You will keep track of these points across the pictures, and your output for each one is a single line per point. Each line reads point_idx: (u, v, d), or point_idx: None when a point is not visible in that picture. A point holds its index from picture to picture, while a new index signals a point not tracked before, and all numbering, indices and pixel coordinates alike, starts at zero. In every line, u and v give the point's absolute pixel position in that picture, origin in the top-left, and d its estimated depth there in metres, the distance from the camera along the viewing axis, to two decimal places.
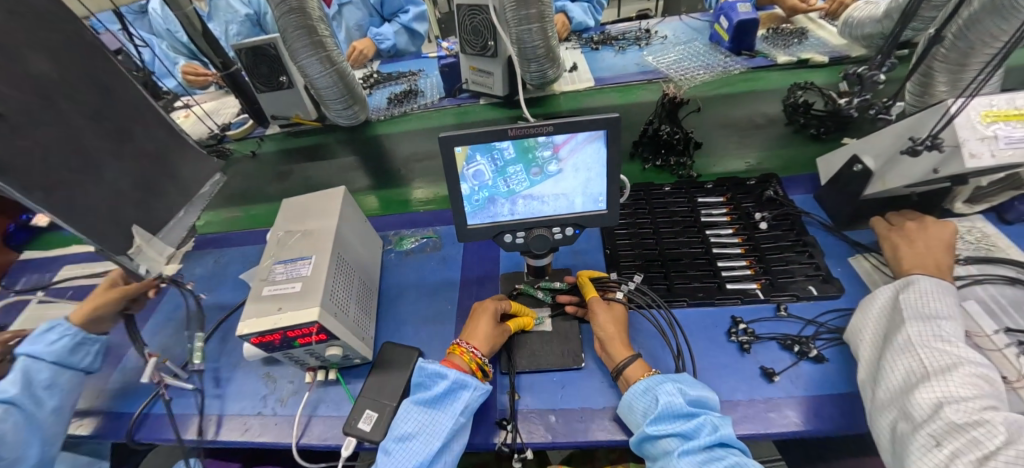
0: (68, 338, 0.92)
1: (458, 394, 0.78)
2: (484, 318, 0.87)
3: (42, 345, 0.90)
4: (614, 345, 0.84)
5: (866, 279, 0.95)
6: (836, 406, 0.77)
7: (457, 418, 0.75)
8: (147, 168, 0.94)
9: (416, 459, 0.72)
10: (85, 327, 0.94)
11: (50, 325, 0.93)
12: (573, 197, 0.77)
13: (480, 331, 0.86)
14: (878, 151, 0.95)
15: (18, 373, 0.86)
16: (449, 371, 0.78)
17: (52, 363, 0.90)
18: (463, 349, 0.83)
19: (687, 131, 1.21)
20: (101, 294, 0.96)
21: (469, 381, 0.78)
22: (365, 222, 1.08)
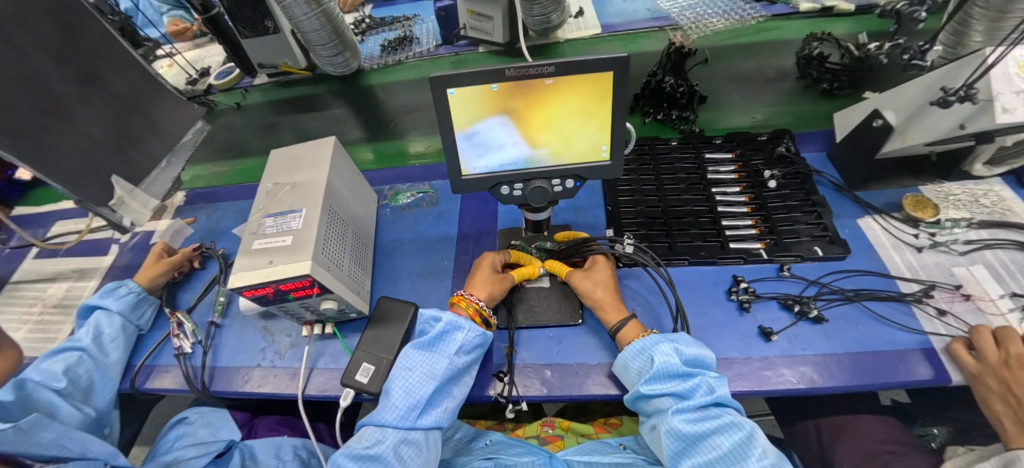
0: (132, 295, 1.00)
1: (453, 335, 0.78)
2: (483, 268, 0.87)
3: (111, 299, 0.98)
4: (607, 306, 0.82)
5: (874, 241, 0.93)
6: (833, 366, 0.77)
7: (453, 359, 0.75)
8: (122, 114, 0.89)
9: (414, 397, 0.72)
10: (146, 286, 1.03)
11: (119, 283, 1.01)
12: (575, 146, 0.73)
13: (480, 280, 0.85)
14: (902, 105, 0.89)
15: (93, 323, 0.94)
16: (444, 313, 0.79)
17: (120, 315, 0.97)
18: (463, 297, 0.83)
19: (693, 85, 1.16)
20: (152, 266, 1.06)
21: (463, 322, 0.78)
22: (358, 176, 1.04)
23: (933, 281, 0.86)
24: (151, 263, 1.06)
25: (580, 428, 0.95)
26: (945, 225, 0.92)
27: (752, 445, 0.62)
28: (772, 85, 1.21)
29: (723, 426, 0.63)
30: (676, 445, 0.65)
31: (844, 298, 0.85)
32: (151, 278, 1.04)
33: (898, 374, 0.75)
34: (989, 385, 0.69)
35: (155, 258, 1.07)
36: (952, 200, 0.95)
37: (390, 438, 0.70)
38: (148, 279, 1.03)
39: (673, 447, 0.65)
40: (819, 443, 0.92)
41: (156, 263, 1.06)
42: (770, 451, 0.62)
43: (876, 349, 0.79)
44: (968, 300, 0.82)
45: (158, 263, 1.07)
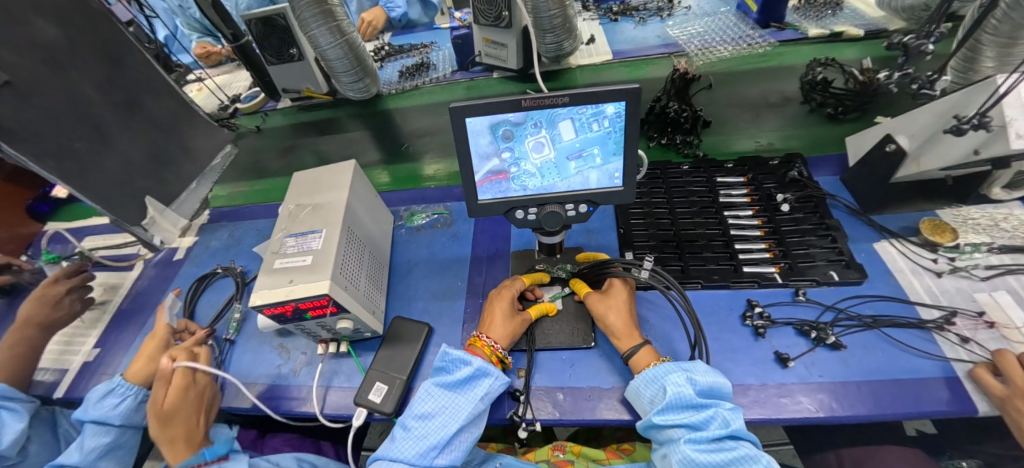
0: (130, 399, 0.91)
1: (482, 381, 0.77)
2: (501, 311, 0.86)
3: (105, 409, 0.89)
4: (622, 332, 0.82)
5: (891, 266, 0.92)
6: (853, 394, 0.76)
7: (477, 404, 0.74)
8: (159, 138, 0.94)
9: (433, 439, 0.71)
10: (145, 384, 0.92)
11: (111, 387, 0.91)
12: (589, 172, 0.74)
13: (498, 321, 0.84)
14: (915, 131, 0.89)
15: (85, 439, 0.88)
16: (475, 358, 0.77)
17: (116, 427, 0.90)
18: (484, 341, 0.82)
19: (697, 110, 1.17)
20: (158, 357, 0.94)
21: (491, 369, 0.77)
22: (376, 198, 1.07)
23: (955, 308, 0.84)
24: (150, 354, 0.94)
25: (591, 454, 0.94)
26: (964, 250, 0.90)
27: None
28: (779, 109, 1.23)
29: (739, 458, 0.63)
30: None
31: (862, 324, 0.84)
32: (149, 373, 0.92)
33: (921, 404, 0.73)
34: (1018, 406, 0.67)
35: (155, 348, 0.94)
36: (971, 224, 0.94)
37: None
38: (147, 377, 0.92)
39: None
40: None
41: (159, 355, 0.94)
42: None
43: (897, 377, 0.77)
44: (992, 328, 0.80)
45: (161, 355, 0.94)
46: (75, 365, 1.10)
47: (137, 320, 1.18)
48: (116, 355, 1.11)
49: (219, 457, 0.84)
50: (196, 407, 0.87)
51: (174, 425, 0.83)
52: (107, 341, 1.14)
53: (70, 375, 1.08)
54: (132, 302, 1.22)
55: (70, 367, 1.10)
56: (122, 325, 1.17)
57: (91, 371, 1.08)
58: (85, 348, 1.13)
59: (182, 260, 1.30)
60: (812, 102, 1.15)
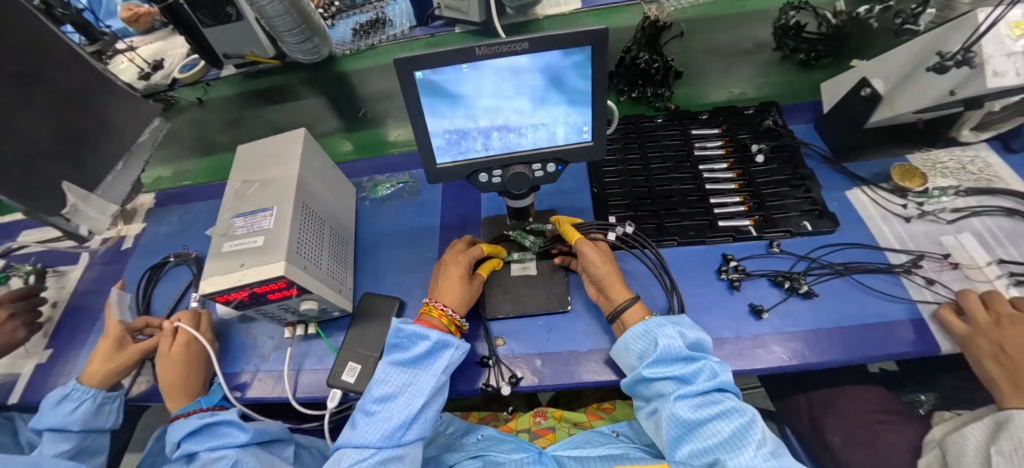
0: (88, 403, 0.85)
1: (441, 354, 0.74)
2: (455, 277, 0.82)
3: (62, 415, 0.84)
4: (614, 288, 0.80)
5: (862, 213, 0.92)
6: (826, 342, 0.77)
7: (439, 377, 0.72)
8: (73, 114, 0.83)
9: (397, 420, 0.69)
10: (103, 386, 0.87)
11: (66, 391, 0.86)
12: (554, 126, 0.69)
13: (452, 287, 0.81)
14: (890, 73, 0.86)
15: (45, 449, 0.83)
16: (432, 331, 0.73)
17: (78, 433, 0.85)
18: (435, 307, 0.78)
19: (668, 60, 1.12)
20: (115, 357, 0.87)
21: (451, 339, 0.74)
22: (332, 169, 1.00)
23: (922, 251, 0.85)
24: (107, 354, 0.87)
25: (573, 418, 0.95)
26: (933, 194, 0.91)
27: (751, 433, 0.61)
28: (752, 57, 1.16)
29: (724, 412, 0.63)
30: (675, 430, 0.64)
31: (835, 272, 0.84)
32: (106, 375, 0.86)
33: (891, 346, 0.75)
34: (981, 344, 0.69)
35: (112, 347, 0.88)
36: (940, 168, 0.94)
37: (371, 458, 0.68)
38: (105, 379, 0.86)
39: (672, 432, 0.65)
40: (811, 416, 0.93)
41: (119, 354, 0.87)
42: (769, 439, 0.62)
43: (867, 323, 0.78)
44: (956, 269, 0.82)
45: (120, 354, 0.88)
46: (23, 368, 1.02)
47: (88, 316, 1.10)
48: (68, 355, 1.04)
49: (214, 406, 0.84)
50: (195, 362, 0.87)
51: (175, 369, 0.85)
52: (57, 341, 1.06)
53: (20, 380, 1.01)
54: (80, 298, 1.14)
55: (19, 371, 1.02)
56: (72, 323, 1.09)
57: (43, 374, 1.01)
58: (33, 351, 1.05)
59: (131, 249, 1.20)
60: (785, 48, 1.09)
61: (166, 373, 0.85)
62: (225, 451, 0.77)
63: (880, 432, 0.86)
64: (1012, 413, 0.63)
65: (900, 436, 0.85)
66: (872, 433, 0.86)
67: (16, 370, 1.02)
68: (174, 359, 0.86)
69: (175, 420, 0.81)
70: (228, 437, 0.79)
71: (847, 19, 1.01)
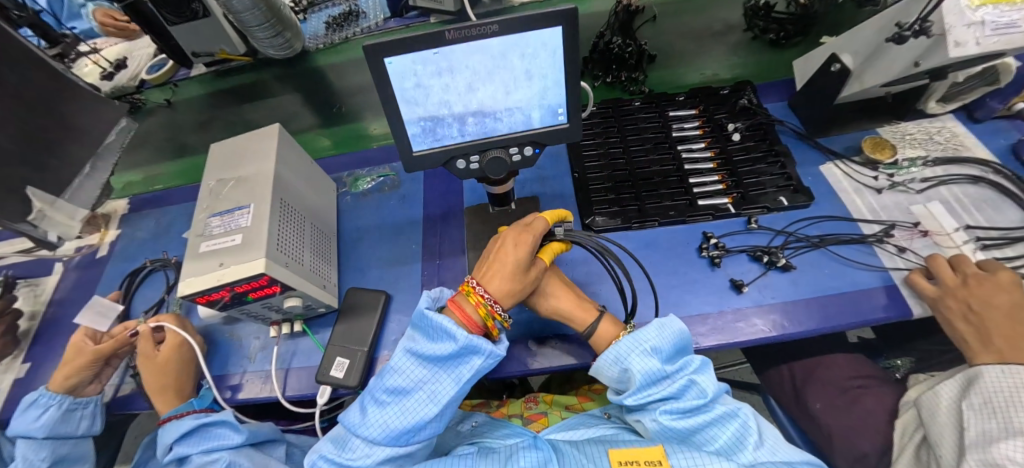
0: (54, 409, 0.85)
1: (469, 358, 0.68)
2: (511, 250, 0.72)
3: (29, 422, 0.84)
4: (575, 310, 0.77)
5: (836, 186, 0.94)
6: (803, 311, 0.79)
7: (460, 385, 0.68)
8: (35, 116, 0.80)
9: (407, 418, 0.67)
10: (69, 391, 0.86)
11: (35, 395, 0.86)
12: (530, 109, 0.69)
13: (500, 273, 0.71)
14: (858, 47, 0.88)
15: (18, 456, 0.83)
16: (459, 332, 0.67)
17: (47, 439, 0.85)
18: (474, 290, 0.71)
19: (642, 43, 1.12)
20: (74, 360, 0.85)
21: (480, 346, 0.67)
22: (310, 164, 0.98)
23: (893, 221, 0.88)
24: (72, 357, 0.86)
25: (563, 401, 0.97)
26: (902, 165, 0.93)
27: (748, 437, 0.64)
28: (722, 38, 1.15)
29: (713, 423, 0.65)
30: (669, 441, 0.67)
31: (811, 244, 0.86)
32: (71, 380, 0.85)
33: (865, 313, 0.78)
34: (950, 305, 0.72)
35: (73, 351, 0.86)
36: (908, 139, 0.97)
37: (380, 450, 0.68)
38: (64, 383, 0.85)
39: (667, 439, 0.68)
40: (793, 385, 0.96)
41: (80, 356, 0.86)
42: (765, 437, 0.66)
43: (842, 291, 0.81)
44: (926, 236, 0.85)
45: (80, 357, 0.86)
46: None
47: (64, 325, 1.08)
48: (47, 367, 1.01)
49: (206, 407, 0.85)
50: (185, 363, 0.87)
51: (166, 374, 0.84)
52: (35, 354, 1.04)
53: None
54: (56, 309, 1.11)
55: None
56: (49, 335, 1.06)
57: (21, 388, 0.99)
58: (9, 365, 1.02)
59: (106, 256, 1.17)
60: (755, 29, 1.12)
61: (151, 376, 0.84)
62: (218, 454, 0.78)
63: (858, 397, 0.89)
64: (981, 370, 0.66)
65: (877, 402, 0.88)
66: (850, 398, 0.89)
67: None
68: (162, 361, 0.85)
69: (165, 423, 0.82)
70: (222, 438, 0.81)
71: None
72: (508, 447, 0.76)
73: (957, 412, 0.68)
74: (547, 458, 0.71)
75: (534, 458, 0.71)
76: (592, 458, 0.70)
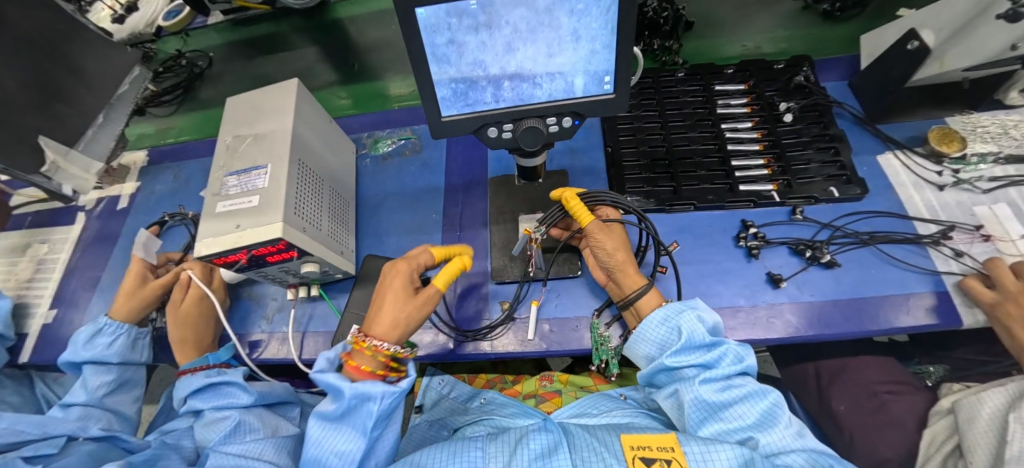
0: (122, 337, 0.87)
1: (365, 407, 0.63)
2: (394, 292, 0.69)
3: (98, 349, 0.85)
4: (625, 273, 0.74)
5: (893, 180, 0.87)
6: (842, 313, 0.75)
7: (368, 433, 0.64)
8: (41, 66, 0.77)
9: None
10: (134, 322, 0.89)
11: (99, 324, 0.87)
12: (572, 76, 0.62)
13: (394, 304, 0.69)
14: (944, 24, 0.80)
15: (86, 378, 0.85)
16: (343, 385, 0.62)
17: (115, 365, 0.87)
18: (366, 344, 0.66)
19: (680, 8, 1.00)
20: (132, 293, 0.88)
21: (368, 391, 0.63)
22: (330, 123, 0.94)
23: (953, 222, 0.81)
24: (129, 290, 0.88)
25: (579, 381, 0.95)
26: (970, 161, 0.85)
27: (779, 414, 0.62)
28: (772, 7, 1.03)
29: (750, 394, 0.63)
30: (697, 414, 0.63)
31: (859, 241, 0.80)
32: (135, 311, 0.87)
33: (910, 320, 0.73)
34: (1010, 310, 0.67)
35: (133, 283, 0.89)
36: (981, 132, 0.86)
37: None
38: (132, 312, 0.88)
39: (694, 415, 0.64)
40: (817, 384, 0.92)
41: (138, 290, 0.89)
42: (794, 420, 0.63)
43: (885, 294, 0.76)
44: (988, 241, 0.78)
45: (139, 289, 0.89)
46: (31, 328, 1.02)
47: (89, 276, 1.08)
48: (73, 316, 1.03)
49: (223, 363, 0.85)
50: (207, 317, 0.88)
51: (187, 326, 0.86)
52: (62, 301, 1.05)
53: (30, 340, 1.01)
54: (81, 258, 1.11)
55: (27, 330, 1.02)
56: (74, 284, 1.08)
57: (52, 333, 1.01)
58: (39, 311, 1.05)
59: (127, 209, 1.17)
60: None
61: (175, 328, 0.85)
62: (229, 411, 0.78)
63: (887, 403, 0.85)
64: None
65: (907, 408, 0.85)
66: (878, 403, 0.86)
67: (26, 330, 1.02)
68: (185, 314, 0.86)
69: (184, 374, 0.83)
70: (231, 398, 0.80)
71: None
72: (519, 428, 0.71)
73: (999, 421, 0.70)
74: (556, 440, 0.66)
75: (544, 441, 0.66)
76: (603, 442, 0.65)
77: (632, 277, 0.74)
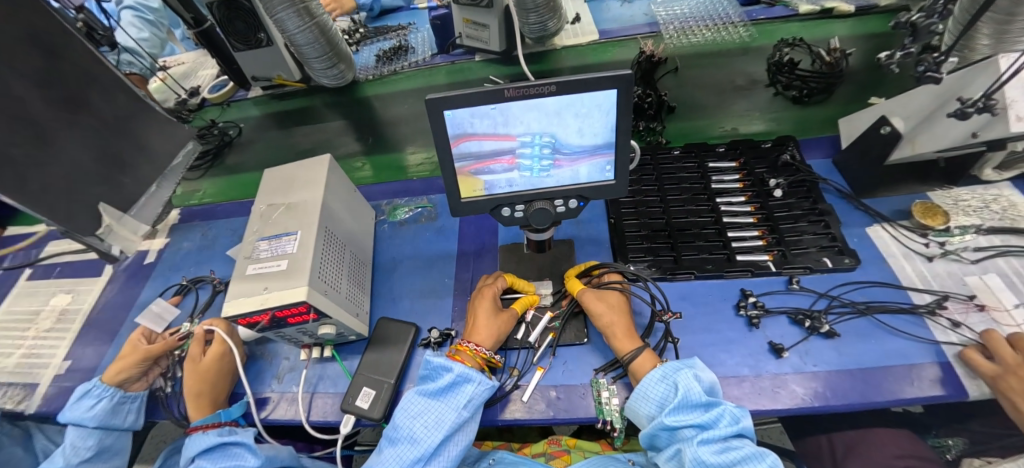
0: (106, 401, 0.88)
1: (463, 387, 0.74)
2: (484, 311, 0.83)
3: (82, 411, 0.88)
4: (617, 337, 0.79)
5: (883, 251, 0.91)
6: (848, 384, 0.75)
7: (460, 412, 0.71)
8: (110, 140, 0.87)
9: (419, 448, 0.69)
10: (120, 386, 0.90)
11: (88, 387, 0.90)
12: (578, 165, 0.70)
13: (483, 323, 0.82)
14: (910, 113, 0.89)
15: (67, 443, 0.87)
16: (455, 364, 0.74)
17: (96, 429, 0.88)
18: (468, 347, 0.79)
19: (662, 94, 1.11)
20: (129, 352, 0.91)
21: (473, 374, 0.74)
22: (355, 193, 1.02)
23: (946, 292, 0.84)
24: (128, 352, 0.92)
25: (588, 447, 0.93)
26: (954, 233, 0.90)
27: None
28: (747, 93, 1.16)
29: (747, 457, 0.62)
30: None
31: (856, 311, 0.83)
32: (121, 376, 0.89)
33: (914, 392, 0.74)
34: (1012, 384, 0.68)
35: (131, 347, 0.92)
36: (962, 207, 0.92)
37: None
38: (117, 377, 0.89)
39: None
40: (831, 457, 0.90)
41: (134, 351, 0.91)
42: None
43: (888, 365, 0.77)
44: (983, 311, 0.80)
45: (133, 351, 0.92)
46: (45, 379, 1.04)
47: (108, 329, 1.12)
48: (86, 367, 1.05)
49: (232, 421, 0.85)
50: (226, 371, 0.90)
51: (204, 380, 0.87)
52: (78, 353, 1.08)
53: (42, 389, 1.02)
54: (103, 310, 1.16)
55: (39, 381, 1.04)
56: (92, 336, 1.11)
57: (63, 385, 1.03)
58: (53, 361, 1.07)
59: (153, 264, 1.23)
60: (778, 84, 1.09)
61: (193, 380, 0.87)
62: None
63: None
64: None
65: None
66: None
67: (38, 380, 1.04)
68: (204, 369, 0.88)
69: (193, 432, 0.82)
70: (240, 459, 0.79)
71: (841, 57, 1.02)
72: None
73: None
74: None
75: None
76: None
77: (627, 341, 0.78)
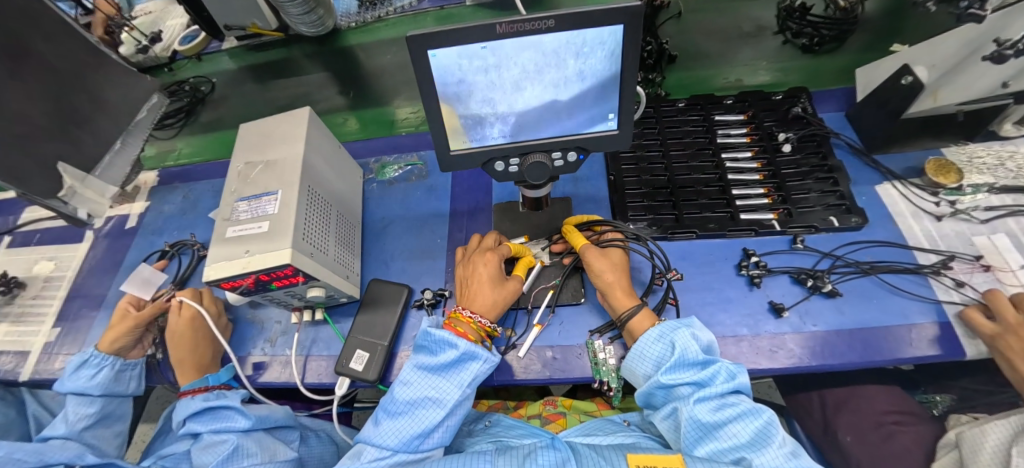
0: (107, 369, 0.87)
1: (466, 365, 0.71)
2: (480, 277, 0.78)
3: (82, 380, 0.86)
4: (614, 293, 0.77)
5: (891, 209, 0.88)
6: (847, 344, 0.74)
7: (463, 391, 0.70)
8: (64, 92, 0.79)
9: (421, 423, 0.68)
10: (118, 354, 0.88)
11: (85, 357, 0.87)
12: (578, 114, 0.65)
13: (483, 287, 0.77)
14: (936, 60, 0.83)
15: (68, 410, 0.85)
16: (461, 340, 0.70)
17: (100, 397, 0.87)
18: (463, 314, 0.75)
19: (663, 42, 1.04)
20: (120, 321, 0.89)
21: (480, 352, 0.71)
22: (339, 149, 0.96)
23: (953, 252, 0.82)
24: (116, 322, 0.89)
25: (583, 406, 0.93)
26: (967, 191, 0.86)
27: (773, 432, 0.60)
28: (755, 41, 1.06)
29: (741, 414, 0.62)
30: (692, 433, 0.63)
31: (860, 271, 0.81)
32: (117, 344, 0.87)
33: (913, 351, 0.73)
34: (1011, 343, 0.67)
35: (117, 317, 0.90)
36: (977, 164, 0.88)
37: (388, 460, 0.67)
38: (114, 345, 0.87)
39: (689, 435, 0.63)
40: (822, 413, 0.91)
41: (121, 320, 0.89)
42: (788, 439, 0.61)
43: (888, 325, 0.76)
44: (988, 272, 0.79)
45: (121, 320, 0.89)
46: (33, 347, 1.02)
47: (93, 295, 1.08)
48: (75, 335, 1.03)
49: (221, 385, 0.85)
50: (205, 337, 0.87)
51: (185, 346, 0.86)
52: (65, 321, 1.05)
53: (32, 357, 1.00)
54: (87, 276, 1.12)
55: (28, 349, 1.02)
56: (77, 303, 1.08)
57: (52, 352, 1.01)
58: (42, 329, 1.05)
59: (135, 228, 1.18)
60: (788, 31, 1.03)
61: (176, 345, 0.86)
62: (228, 435, 0.77)
63: (893, 433, 0.84)
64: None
65: (913, 438, 0.84)
66: (884, 435, 0.84)
67: (27, 348, 1.02)
68: (182, 333, 0.86)
69: (182, 396, 0.82)
70: (229, 421, 0.79)
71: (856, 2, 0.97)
72: (528, 444, 0.69)
73: (1001, 453, 0.70)
74: (566, 457, 0.65)
75: (552, 457, 0.64)
76: (613, 462, 0.65)
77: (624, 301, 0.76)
